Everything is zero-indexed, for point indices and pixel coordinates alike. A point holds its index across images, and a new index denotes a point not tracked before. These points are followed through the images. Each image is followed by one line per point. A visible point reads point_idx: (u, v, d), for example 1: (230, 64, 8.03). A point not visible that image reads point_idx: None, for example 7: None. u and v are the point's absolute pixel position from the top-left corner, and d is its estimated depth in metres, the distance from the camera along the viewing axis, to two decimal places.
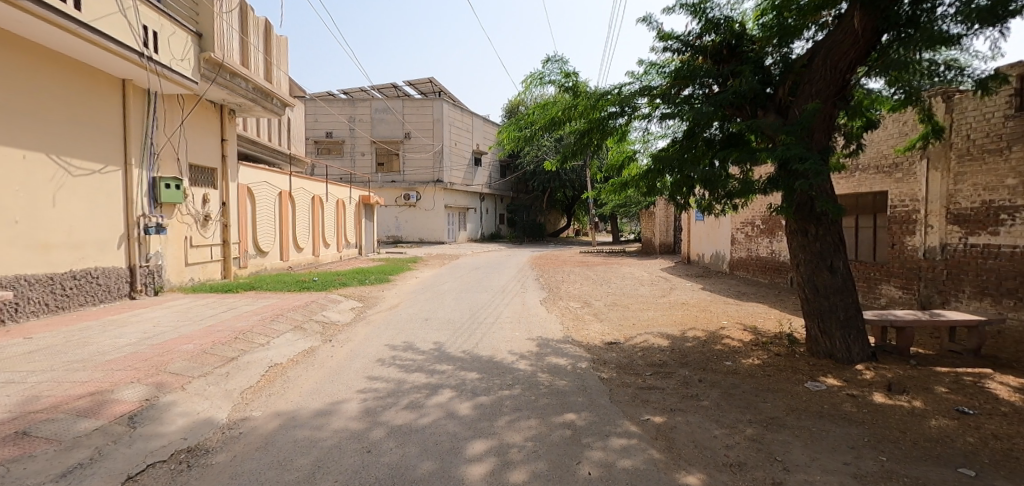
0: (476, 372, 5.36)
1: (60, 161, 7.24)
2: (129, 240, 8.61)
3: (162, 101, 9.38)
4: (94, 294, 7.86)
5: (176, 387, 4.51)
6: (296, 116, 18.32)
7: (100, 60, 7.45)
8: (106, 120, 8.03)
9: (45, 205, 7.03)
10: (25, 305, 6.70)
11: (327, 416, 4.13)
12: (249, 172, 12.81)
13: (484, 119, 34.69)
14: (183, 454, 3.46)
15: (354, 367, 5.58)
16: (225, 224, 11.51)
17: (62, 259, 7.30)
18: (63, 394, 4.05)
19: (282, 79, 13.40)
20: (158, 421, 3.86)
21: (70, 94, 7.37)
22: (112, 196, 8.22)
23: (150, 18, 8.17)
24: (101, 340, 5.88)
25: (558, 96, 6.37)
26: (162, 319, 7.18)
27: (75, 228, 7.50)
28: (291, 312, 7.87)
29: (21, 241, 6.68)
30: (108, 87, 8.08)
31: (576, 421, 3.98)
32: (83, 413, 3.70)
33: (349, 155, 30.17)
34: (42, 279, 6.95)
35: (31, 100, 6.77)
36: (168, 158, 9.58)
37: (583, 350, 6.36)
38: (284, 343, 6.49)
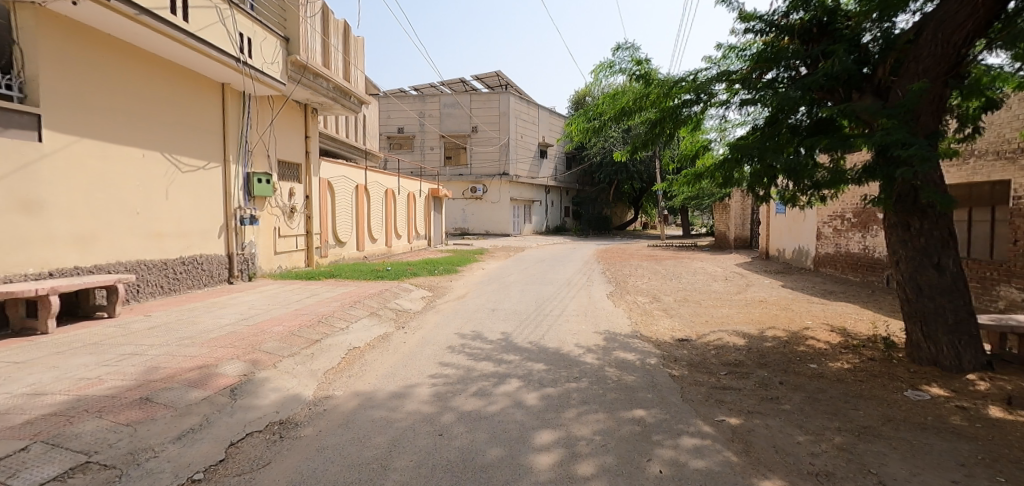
0: (543, 364, 5.38)
1: (173, 159, 8.10)
2: (228, 230, 9.46)
3: (254, 102, 10.17)
4: (199, 278, 8.71)
5: (269, 365, 4.91)
6: (371, 113, 19.24)
7: (203, 66, 8.22)
8: (207, 121, 8.83)
9: (160, 198, 7.88)
10: (144, 287, 7.55)
11: (401, 399, 4.33)
12: (329, 167, 13.57)
13: (550, 111, 34.49)
14: (276, 426, 3.77)
15: (426, 354, 5.79)
16: (308, 215, 12.34)
17: (174, 246, 8.17)
18: (177, 366, 4.54)
19: (359, 77, 14.05)
20: (254, 394, 4.23)
21: (178, 99, 8.18)
22: (213, 190, 9.07)
23: (245, 26, 8.85)
24: (205, 319, 6.52)
25: (628, 85, 6.16)
26: (254, 303, 7.82)
27: (183, 220, 8.35)
28: (367, 299, 8.30)
29: (141, 231, 7.53)
30: (210, 91, 8.90)
31: (645, 418, 3.89)
32: (192, 384, 4.12)
33: (419, 150, 31.23)
34: (157, 264, 7.80)
35: (149, 105, 7.60)
36: (260, 155, 10.42)
37: (653, 345, 6.20)
38: (361, 328, 6.87)
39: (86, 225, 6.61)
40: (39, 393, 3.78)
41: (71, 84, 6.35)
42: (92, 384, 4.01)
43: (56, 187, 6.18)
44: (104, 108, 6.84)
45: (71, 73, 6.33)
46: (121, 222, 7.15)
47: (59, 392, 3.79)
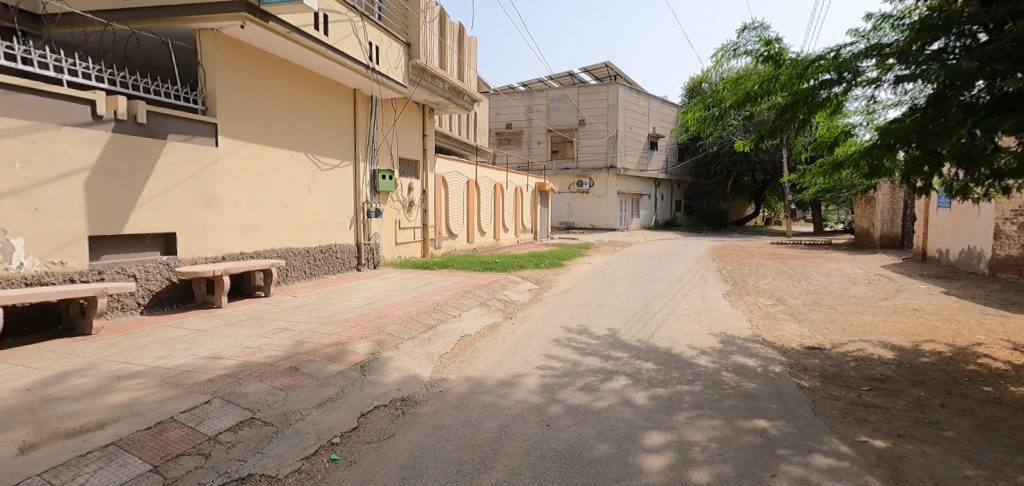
0: (653, 363, 5.19)
1: (314, 159, 9.12)
2: (357, 222, 10.45)
3: (380, 105, 11.07)
4: (334, 265, 9.74)
5: (392, 346, 5.35)
6: (482, 111, 19.93)
7: (338, 74, 9.13)
8: (342, 125, 9.83)
9: (304, 194, 8.93)
10: (291, 271, 8.62)
11: (510, 387, 4.46)
12: (444, 163, 14.32)
13: (663, 100, 32.95)
14: (399, 403, 4.10)
15: (533, 345, 5.89)
16: (425, 209, 13.15)
17: (314, 236, 9.22)
18: (317, 341, 5.13)
19: (472, 77, 14.61)
20: (380, 372, 4.64)
21: (319, 105, 9.19)
22: (345, 186, 10.06)
23: (375, 36, 9.64)
24: (338, 302, 7.28)
25: (754, 68, 5.67)
26: (378, 289, 8.55)
27: (322, 213, 9.39)
28: (477, 290, 8.65)
29: (290, 223, 8.61)
30: (344, 97, 9.88)
31: (769, 429, 3.58)
32: (330, 359, 4.63)
33: (527, 145, 31.81)
34: (301, 251, 8.85)
35: (297, 112, 8.65)
36: (384, 154, 11.33)
37: (777, 352, 5.68)
38: (472, 317, 7.19)
39: (249, 217, 7.71)
40: (216, 357, 4.50)
41: (239, 96, 7.40)
42: (254, 352, 4.68)
43: (227, 184, 7.27)
44: (265, 116, 7.92)
45: (240, 87, 7.41)
46: (274, 215, 8.23)
47: (230, 358, 4.48)
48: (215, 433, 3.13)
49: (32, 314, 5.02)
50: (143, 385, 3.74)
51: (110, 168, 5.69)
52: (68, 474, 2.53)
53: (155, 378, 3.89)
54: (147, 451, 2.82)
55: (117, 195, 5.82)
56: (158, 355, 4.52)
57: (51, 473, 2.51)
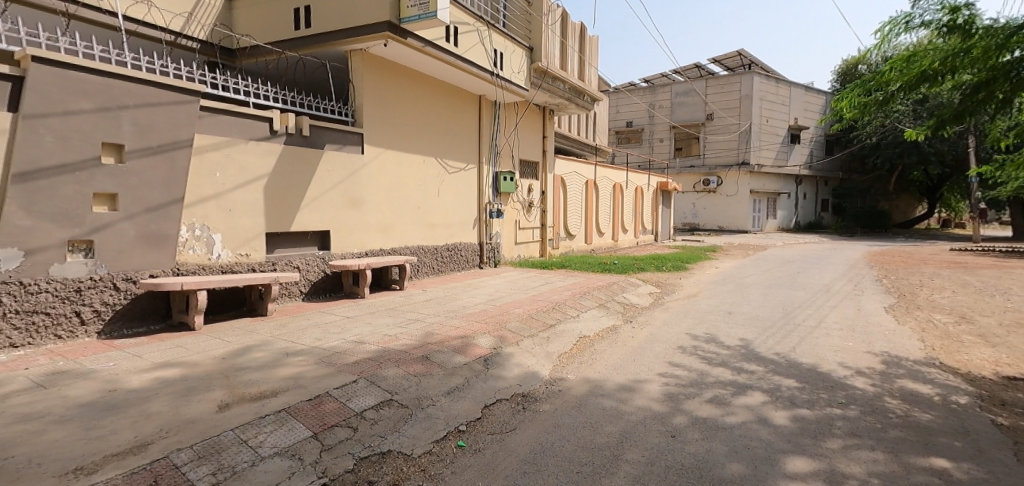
0: (794, 380, 4.68)
1: (443, 163, 9.75)
2: (480, 222, 10.95)
3: (502, 109, 11.47)
4: (458, 262, 10.33)
5: (513, 342, 5.51)
6: (602, 110, 19.65)
7: (466, 82, 9.64)
8: (468, 130, 10.37)
9: (434, 195, 9.59)
10: (422, 267, 9.31)
11: (630, 392, 4.33)
12: (564, 164, 14.39)
13: (808, 88, 29.53)
14: (520, 398, 4.21)
15: (655, 351, 5.65)
16: (544, 209, 13.34)
17: (442, 235, 9.86)
18: (445, 333, 5.47)
19: (593, 76, 14.47)
20: (502, 366, 4.80)
21: (448, 112, 9.78)
22: (470, 188, 10.60)
23: (499, 43, 10.00)
24: (463, 297, 7.70)
25: (932, 42, 4.79)
26: (499, 286, 8.86)
27: (449, 213, 10.00)
28: (596, 291, 8.56)
29: (421, 223, 9.30)
30: (470, 104, 10.41)
31: (949, 471, 3.02)
32: (456, 350, 4.90)
33: (648, 142, 30.73)
34: (431, 249, 9.52)
35: (429, 120, 9.30)
36: (506, 156, 11.72)
37: (959, 379, 4.76)
38: (590, 318, 7.13)
39: (387, 217, 8.49)
40: (360, 341, 5.03)
41: (382, 108, 8.16)
42: (391, 340, 5.14)
43: (370, 187, 8.09)
44: (402, 125, 8.64)
45: (382, 100, 8.17)
46: (408, 215, 8.96)
47: (371, 343, 4.98)
48: (361, 409, 3.50)
49: (226, 298, 6.04)
50: (305, 362, 4.31)
51: (281, 175, 6.65)
52: (251, 431, 3.02)
53: (313, 357, 4.46)
54: (309, 420, 3.25)
55: (287, 198, 6.78)
56: (315, 337, 5.18)
57: (240, 429, 3.02)
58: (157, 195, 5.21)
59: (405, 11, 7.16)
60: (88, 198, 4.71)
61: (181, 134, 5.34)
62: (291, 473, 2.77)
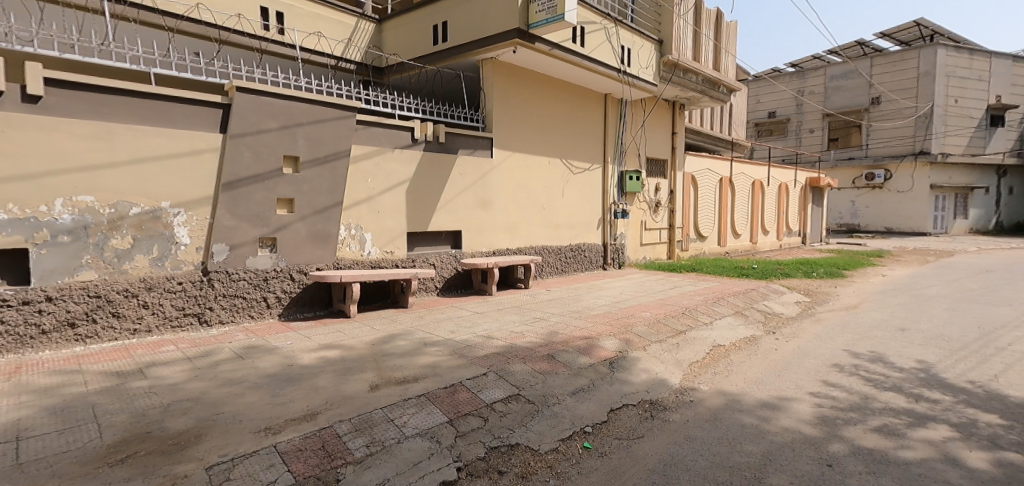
0: (994, 416, 3.85)
1: (568, 164, 9.80)
2: (604, 223, 10.78)
3: (629, 107, 11.16)
4: (582, 263, 10.29)
5: (640, 347, 5.33)
6: (740, 101, 18.11)
7: (591, 81, 9.56)
8: (593, 130, 10.28)
9: (559, 196, 9.66)
10: (546, 267, 9.45)
11: (775, 410, 3.93)
12: (695, 161, 13.56)
13: (1015, 58, 24.06)
14: (648, 405, 4.06)
15: (804, 367, 5.05)
16: (672, 209, 12.70)
17: (566, 236, 9.90)
18: (570, 334, 5.49)
19: (731, 64, 13.39)
20: (629, 371, 4.68)
21: (573, 112, 9.78)
22: (594, 188, 10.50)
23: (627, 38, 9.73)
24: (587, 298, 7.65)
25: None
26: (624, 288, 8.64)
27: (573, 214, 10.01)
28: (732, 297, 7.91)
29: (546, 223, 9.43)
30: (595, 103, 10.30)
31: None
32: (581, 351, 4.89)
33: (795, 134, 27.56)
34: (555, 249, 9.62)
35: (554, 121, 9.39)
36: (632, 154, 11.39)
37: None
38: (726, 326, 6.60)
39: (513, 218, 8.76)
40: (490, 336, 5.28)
41: (510, 112, 8.45)
42: (518, 336, 5.31)
43: (498, 189, 8.42)
44: (528, 128, 8.85)
45: (510, 105, 8.45)
46: (533, 215, 9.15)
47: (500, 339, 5.19)
48: (491, 401, 3.68)
49: (374, 290, 6.75)
50: (440, 353, 4.65)
51: (421, 179, 7.24)
52: (397, 411, 3.35)
53: (448, 348, 4.79)
54: (445, 406, 3.50)
55: (425, 200, 7.35)
56: (449, 329, 5.55)
57: (388, 409, 3.36)
58: (323, 199, 6.01)
59: (534, 17, 7.32)
60: (273, 202, 5.61)
61: (342, 145, 6.10)
62: (430, 453, 3.00)
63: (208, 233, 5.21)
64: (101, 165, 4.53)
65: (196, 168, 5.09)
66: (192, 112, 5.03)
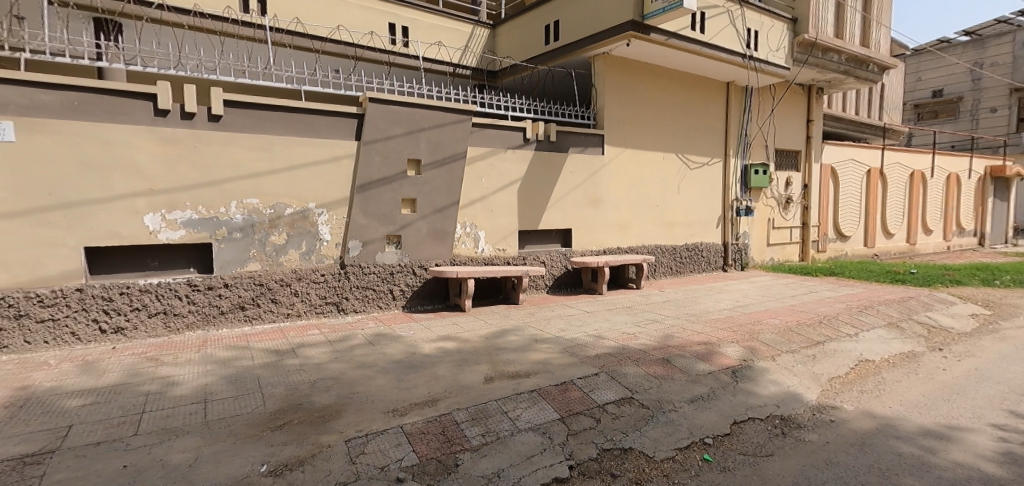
0: None
1: (684, 159, 9.29)
2: (725, 221, 10.05)
3: (756, 94, 10.26)
4: (699, 264, 9.69)
5: (768, 356, 4.88)
6: (894, 80, 15.71)
7: (713, 69, 8.94)
8: (713, 121, 9.63)
9: (674, 193, 9.20)
10: (659, 267, 9.06)
11: (942, 441, 3.36)
12: (836, 151, 12.04)
13: None
14: (778, 421, 3.71)
15: (983, 393, 4.24)
16: (806, 206, 11.44)
17: (681, 235, 9.39)
18: (687, 338, 5.20)
19: (884, 38, 11.65)
20: (755, 382, 4.30)
21: (691, 104, 9.24)
22: (714, 184, 9.83)
23: (754, 20, 8.92)
24: (706, 301, 7.19)
25: None
26: (749, 292, 7.97)
27: (690, 211, 9.47)
28: (884, 306, 6.89)
29: (660, 221, 9.04)
30: (716, 93, 9.63)
31: None
32: (701, 357, 4.62)
33: (969, 115, 23.18)
34: (669, 248, 9.18)
35: (670, 115, 8.95)
36: (758, 146, 10.46)
37: None
38: (876, 339, 5.77)
39: (625, 215, 8.53)
40: (601, 336, 5.19)
41: (623, 108, 8.24)
42: (631, 338, 5.16)
43: (610, 187, 8.26)
44: (642, 123, 8.55)
45: (623, 100, 8.23)
46: (646, 213, 8.81)
47: (612, 339, 5.09)
48: (603, 401, 3.62)
49: (487, 286, 7.01)
50: (551, 350, 4.69)
51: (532, 178, 7.36)
52: (510, 405, 3.44)
53: (559, 345, 4.82)
54: (557, 403, 3.52)
55: (536, 199, 7.45)
56: (560, 327, 5.56)
57: (502, 401, 3.47)
58: (441, 199, 6.38)
59: (649, 7, 7.03)
60: (398, 203, 6.08)
61: (458, 147, 6.42)
62: (543, 449, 3.04)
63: (345, 230, 5.81)
64: (264, 172, 5.27)
65: (336, 173, 5.70)
66: (333, 123, 5.63)
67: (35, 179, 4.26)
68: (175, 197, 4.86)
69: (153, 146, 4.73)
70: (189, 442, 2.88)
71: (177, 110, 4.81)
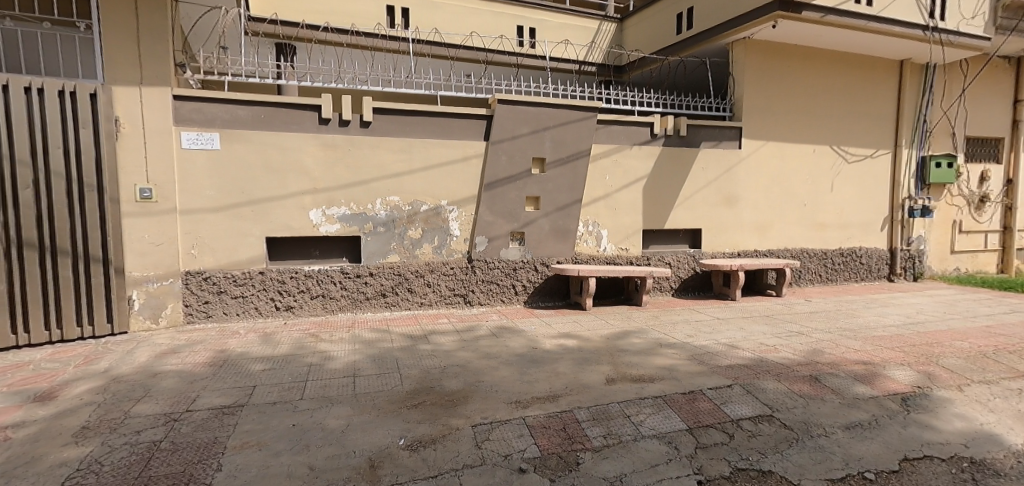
0: None
1: (842, 151, 8.17)
2: (892, 222, 8.65)
3: (940, 72, 8.64)
4: (857, 272, 8.47)
5: (951, 385, 4.08)
6: None
7: (882, 47, 7.72)
8: (881, 106, 8.33)
9: (826, 190, 8.15)
10: (805, 274, 8.10)
11: None
12: None
13: None
14: (967, 464, 3.02)
15: None
16: (1009, 205, 9.36)
17: (835, 238, 8.28)
18: (841, 355, 4.59)
19: None
20: (934, 414, 3.58)
21: (852, 88, 8.09)
22: (879, 179, 8.51)
23: None
24: (867, 315, 6.25)
25: None
26: (924, 307, 6.76)
27: (846, 211, 8.31)
28: None
29: (808, 222, 8.06)
30: (886, 73, 8.31)
31: None
32: (859, 379, 4.04)
33: None
34: (818, 253, 8.15)
35: (825, 102, 7.94)
36: (941, 134, 8.81)
37: None
38: None
39: (766, 215, 7.75)
40: (735, 346, 4.80)
41: (766, 97, 7.50)
42: (770, 350, 4.69)
43: (749, 184, 7.57)
44: (789, 112, 7.70)
45: (766, 88, 7.48)
46: (791, 213, 7.92)
47: (748, 350, 4.68)
48: (737, 417, 3.36)
49: (610, 286, 6.88)
50: (678, 356, 4.45)
51: (660, 175, 7.04)
52: (633, 409, 3.36)
53: (687, 352, 4.56)
54: (685, 412, 3.36)
55: (664, 197, 7.11)
56: (688, 333, 5.26)
57: (625, 405, 3.40)
58: (565, 197, 6.41)
59: None
60: (523, 200, 6.24)
61: (582, 145, 6.39)
62: (669, 458, 2.89)
63: (473, 227, 6.12)
64: (405, 172, 5.77)
65: (466, 172, 6.02)
66: (465, 125, 5.96)
67: (233, 180, 5.16)
68: (333, 195, 5.53)
69: (318, 150, 5.43)
70: (342, 410, 3.27)
71: (336, 119, 5.47)
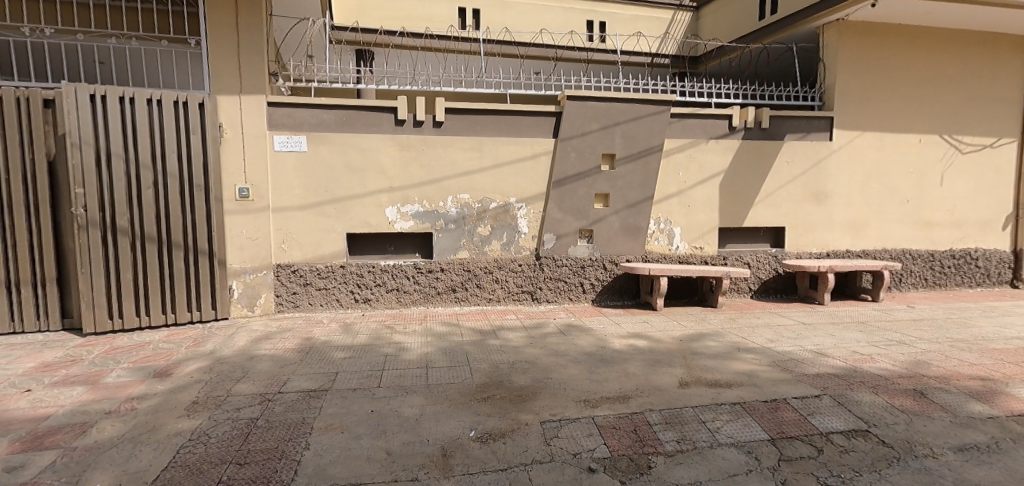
0: None
1: (954, 140, 7.31)
2: (1017, 220, 7.63)
3: None
4: (971, 276, 7.55)
5: None
6: None
7: (1007, 21, 6.80)
8: (1004, 89, 7.36)
9: (934, 185, 7.32)
10: (907, 277, 7.34)
11: None
12: None
13: None
14: None
15: None
16: None
17: (944, 238, 7.43)
18: (952, 368, 4.11)
19: None
20: None
21: (968, 70, 7.21)
22: (1001, 172, 7.53)
23: None
24: (984, 324, 5.55)
25: None
26: None
27: (959, 208, 7.43)
28: None
29: (912, 219, 7.29)
30: (1011, 50, 7.31)
31: None
32: (974, 396, 3.60)
33: None
34: (924, 255, 7.35)
35: (934, 86, 7.13)
36: None
37: None
38: None
39: (861, 212, 7.11)
40: (823, 353, 4.45)
41: (863, 83, 6.86)
42: (865, 359, 4.30)
43: (841, 178, 6.97)
44: (890, 99, 7.00)
45: (863, 74, 6.84)
46: (891, 210, 7.20)
47: (838, 358, 4.32)
48: (826, 430, 3.11)
49: (683, 286, 6.62)
50: (759, 361, 4.20)
51: (740, 170, 6.67)
52: (710, 415, 3.22)
53: (768, 358, 4.29)
54: (767, 422, 3.17)
55: (743, 194, 6.73)
56: (769, 338, 4.94)
57: (700, 410, 3.28)
58: (636, 193, 6.24)
59: None
60: (592, 197, 6.15)
61: (655, 140, 6.18)
62: (748, 469, 2.72)
63: (542, 224, 6.12)
64: (475, 170, 5.88)
65: (535, 170, 6.03)
66: (534, 122, 5.97)
67: (318, 179, 5.52)
68: (408, 194, 5.75)
69: (394, 151, 5.67)
70: (416, 399, 3.40)
71: (410, 120, 5.68)
